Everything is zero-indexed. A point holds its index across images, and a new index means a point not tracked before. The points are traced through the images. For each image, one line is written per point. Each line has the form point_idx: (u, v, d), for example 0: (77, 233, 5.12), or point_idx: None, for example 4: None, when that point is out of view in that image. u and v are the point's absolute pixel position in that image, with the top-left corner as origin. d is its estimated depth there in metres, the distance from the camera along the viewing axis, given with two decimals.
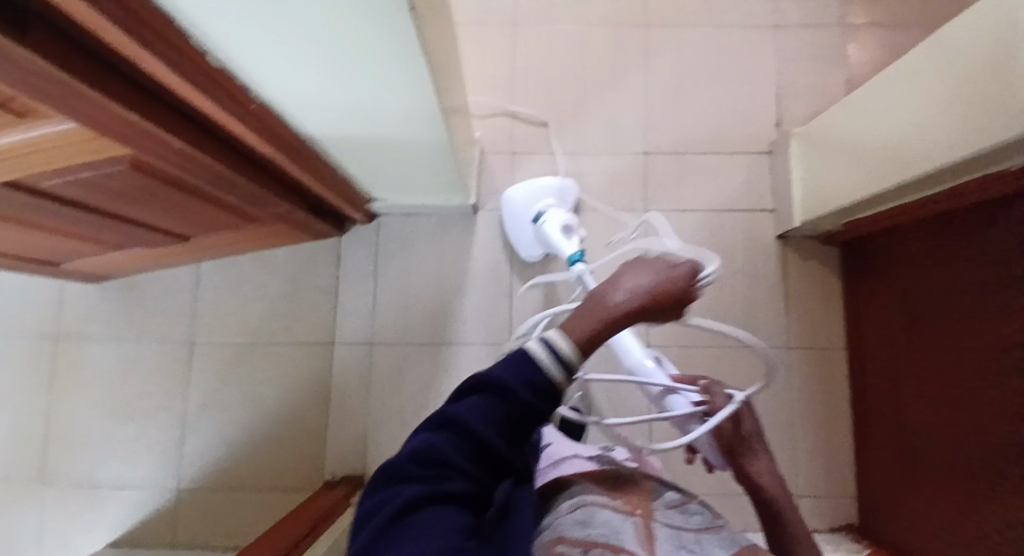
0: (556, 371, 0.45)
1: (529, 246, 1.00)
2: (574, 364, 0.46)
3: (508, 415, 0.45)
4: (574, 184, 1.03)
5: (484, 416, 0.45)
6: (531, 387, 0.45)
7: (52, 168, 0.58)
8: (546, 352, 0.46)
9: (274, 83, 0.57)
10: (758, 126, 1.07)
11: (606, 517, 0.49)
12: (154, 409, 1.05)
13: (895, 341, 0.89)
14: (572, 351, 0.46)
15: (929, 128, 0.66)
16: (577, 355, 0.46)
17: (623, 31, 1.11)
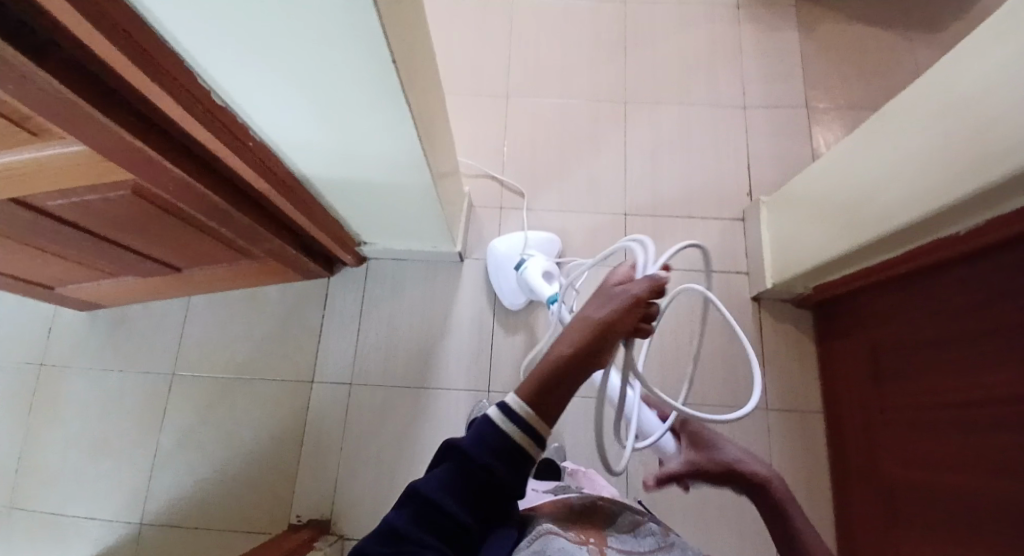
0: (518, 433, 0.37)
1: (512, 293, 1.02)
2: (535, 427, 0.37)
3: (470, 486, 0.37)
4: (557, 239, 1.09)
5: (441, 485, 0.37)
6: (491, 450, 0.37)
7: (56, 190, 0.60)
8: (503, 417, 0.38)
9: (271, 128, 0.60)
10: (733, 193, 1.15)
11: (562, 546, 0.40)
12: (112, 453, 0.99)
13: (871, 400, 0.92)
14: (526, 415, 0.37)
15: (888, 192, 0.73)
16: (535, 416, 0.37)
17: (606, 106, 1.21)
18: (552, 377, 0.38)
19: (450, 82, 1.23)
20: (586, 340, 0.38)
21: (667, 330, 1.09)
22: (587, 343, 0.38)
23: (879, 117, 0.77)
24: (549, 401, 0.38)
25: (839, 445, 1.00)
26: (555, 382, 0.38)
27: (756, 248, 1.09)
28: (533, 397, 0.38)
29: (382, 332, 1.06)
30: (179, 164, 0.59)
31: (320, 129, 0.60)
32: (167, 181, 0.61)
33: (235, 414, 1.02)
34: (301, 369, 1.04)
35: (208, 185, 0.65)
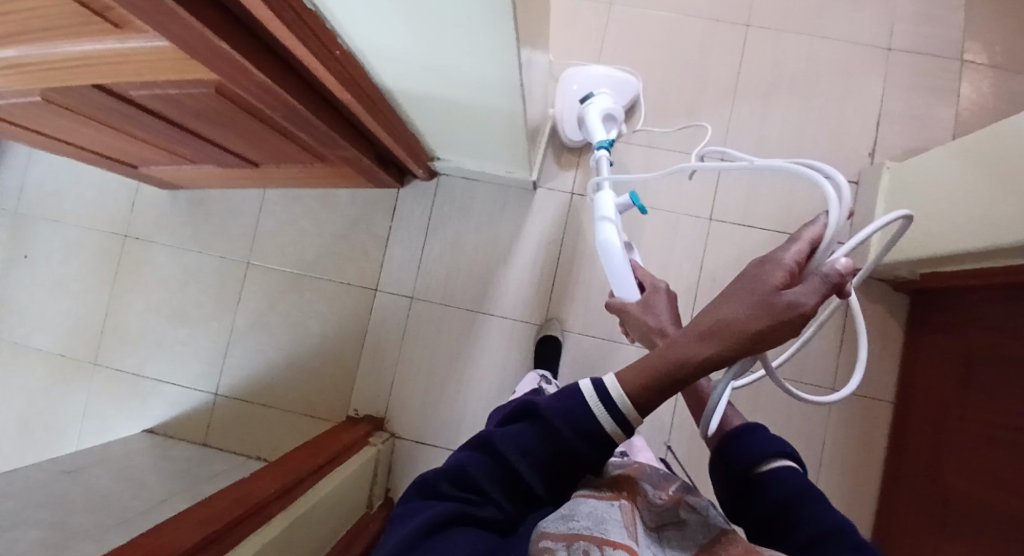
0: (612, 424, 0.39)
1: (570, 129, 0.97)
2: (631, 420, 0.40)
3: (547, 450, 0.40)
4: (637, 84, 0.99)
5: (520, 447, 0.40)
6: (577, 428, 0.39)
7: (141, 80, 0.57)
8: (599, 398, 0.40)
9: (357, 33, 0.54)
10: (849, 152, 1.01)
11: (591, 507, 0.40)
12: (192, 327, 1.07)
13: (949, 404, 0.85)
14: (629, 406, 0.39)
15: None
16: (636, 409, 0.39)
17: (721, 28, 1.05)
18: (669, 376, 0.38)
19: None
20: (720, 348, 0.35)
21: None
22: (719, 352, 0.36)
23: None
24: (657, 393, 0.39)
25: (901, 438, 0.95)
26: (671, 380, 0.38)
27: (862, 218, 0.97)
28: (638, 392, 0.39)
29: (446, 251, 1.05)
30: (263, 67, 0.55)
31: (409, 42, 0.54)
32: (248, 83, 0.58)
33: (300, 308, 1.06)
34: (365, 275, 1.06)
35: (290, 91, 0.61)
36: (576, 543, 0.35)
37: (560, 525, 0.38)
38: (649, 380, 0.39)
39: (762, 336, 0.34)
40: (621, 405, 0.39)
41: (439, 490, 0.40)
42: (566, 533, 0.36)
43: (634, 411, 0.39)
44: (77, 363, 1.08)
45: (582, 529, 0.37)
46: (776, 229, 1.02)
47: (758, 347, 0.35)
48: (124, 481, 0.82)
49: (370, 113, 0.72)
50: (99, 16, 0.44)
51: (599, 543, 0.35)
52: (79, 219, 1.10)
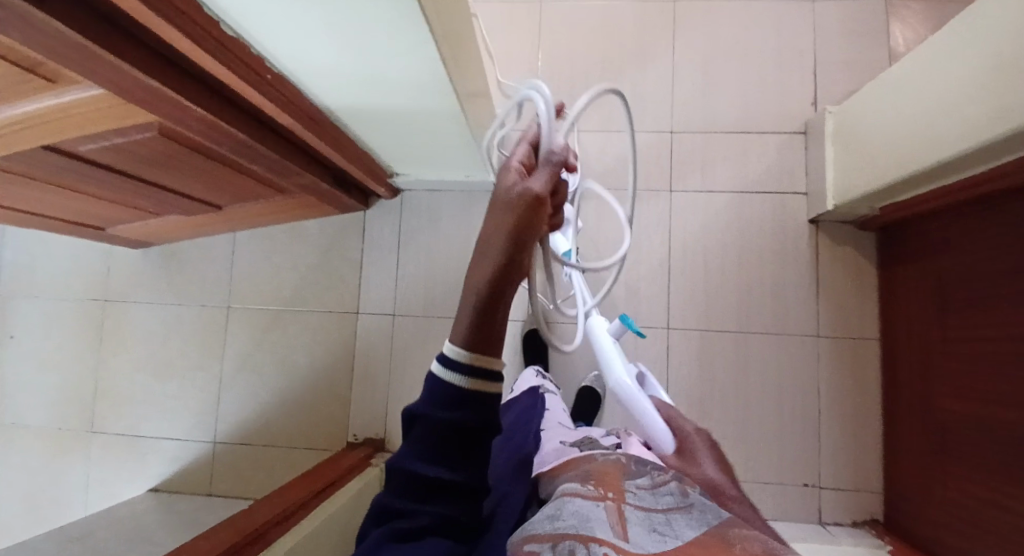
0: (464, 378, 0.39)
1: None
2: (470, 363, 0.39)
3: (437, 444, 0.40)
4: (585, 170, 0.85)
5: (412, 451, 0.41)
6: (444, 404, 0.39)
7: (86, 133, 0.59)
8: (442, 367, 0.39)
9: (287, 56, 0.56)
10: (793, 105, 1.04)
11: (577, 507, 0.41)
12: (182, 379, 1.07)
13: (931, 330, 0.87)
14: (459, 354, 0.39)
15: (966, 106, 0.64)
16: (472, 358, 0.39)
17: (652, 7, 1.08)
18: (478, 313, 0.38)
19: None
20: (498, 259, 0.38)
21: (710, 257, 1.04)
22: (496, 260, 0.38)
23: (961, 13, 0.66)
24: (482, 336, 0.39)
25: (892, 375, 0.96)
26: (485, 314, 0.38)
27: (816, 165, 1.00)
28: (466, 346, 0.39)
29: (421, 264, 1.07)
30: (200, 102, 0.58)
31: (337, 57, 0.56)
32: (190, 120, 0.60)
33: (286, 344, 1.07)
34: (345, 301, 1.07)
35: (231, 123, 0.63)
36: (562, 543, 0.36)
37: (546, 525, 0.39)
38: (469, 329, 0.39)
39: (518, 227, 0.38)
40: (460, 357, 0.39)
41: (374, 530, 0.41)
42: (551, 533, 0.37)
43: (472, 359, 0.39)
44: (72, 434, 1.08)
45: (567, 528, 0.37)
46: (737, 190, 1.04)
47: (527, 239, 0.38)
48: (131, 539, 0.81)
49: (318, 136, 0.74)
50: (30, 71, 0.46)
51: (584, 541, 0.36)
52: (56, 291, 1.11)
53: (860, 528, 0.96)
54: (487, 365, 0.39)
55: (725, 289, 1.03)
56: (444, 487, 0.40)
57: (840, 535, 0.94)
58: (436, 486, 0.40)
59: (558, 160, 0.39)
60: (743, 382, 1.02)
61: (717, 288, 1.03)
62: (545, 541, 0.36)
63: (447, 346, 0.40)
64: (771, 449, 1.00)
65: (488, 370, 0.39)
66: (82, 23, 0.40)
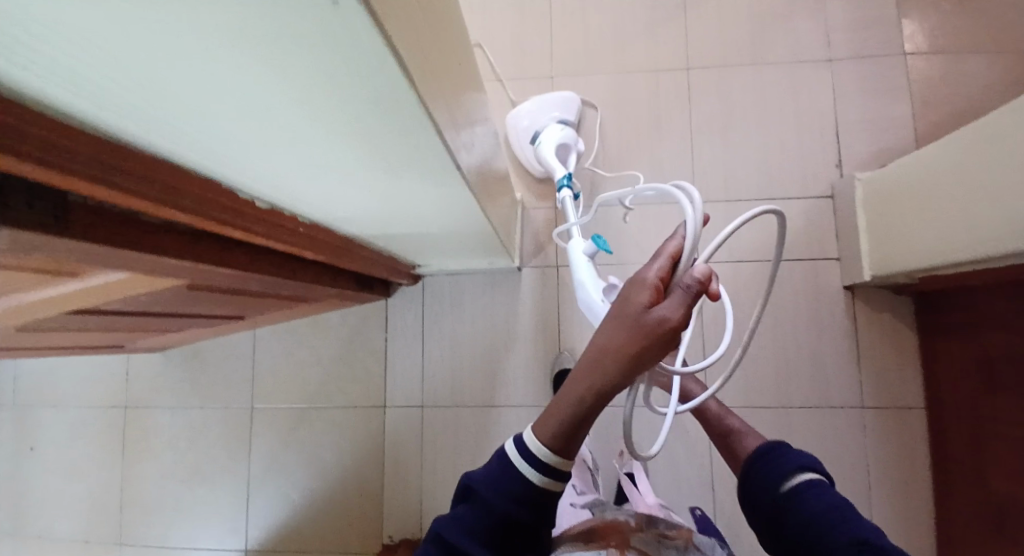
0: (537, 476, 0.42)
1: (533, 165, 1.00)
2: (552, 465, 0.42)
3: (490, 530, 0.43)
4: (576, 95, 1.00)
5: (465, 525, 0.44)
6: (508, 497, 0.43)
7: (112, 298, 0.57)
8: (521, 455, 0.43)
9: (313, 209, 0.55)
10: (818, 168, 1.02)
11: None
12: (210, 482, 1.05)
13: (983, 406, 0.84)
14: (547, 454, 0.42)
15: (1019, 203, 0.62)
16: (555, 457, 0.42)
17: (667, 75, 1.06)
18: (573, 416, 0.41)
19: (484, 65, 1.09)
20: (612, 378, 0.40)
21: (745, 329, 1.01)
22: (612, 378, 0.40)
23: (1004, 104, 0.64)
24: (569, 439, 0.42)
25: (941, 446, 0.93)
26: (574, 421, 0.42)
27: (848, 231, 0.97)
28: (553, 443, 0.42)
29: (446, 350, 1.04)
30: (227, 262, 0.55)
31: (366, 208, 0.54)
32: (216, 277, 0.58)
33: (314, 441, 1.04)
34: (372, 393, 1.05)
35: (257, 268, 0.61)
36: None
37: None
38: (560, 435, 0.42)
39: (639, 353, 0.39)
40: (540, 455, 0.42)
41: None
42: None
43: (554, 461, 0.42)
44: (102, 545, 1.06)
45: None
46: (768, 258, 1.02)
47: (645, 362, 0.39)
48: None
49: (344, 260, 0.72)
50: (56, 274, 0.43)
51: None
52: (77, 398, 1.09)
53: None
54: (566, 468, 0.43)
55: (762, 361, 1.00)
56: None
57: None
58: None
59: (705, 286, 0.37)
60: None
61: (754, 361, 1.00)
62: None
63: (531, 436, 0.43)
64: None
65: (563, 472, 0.43)
66: (95, 232, 0.39)
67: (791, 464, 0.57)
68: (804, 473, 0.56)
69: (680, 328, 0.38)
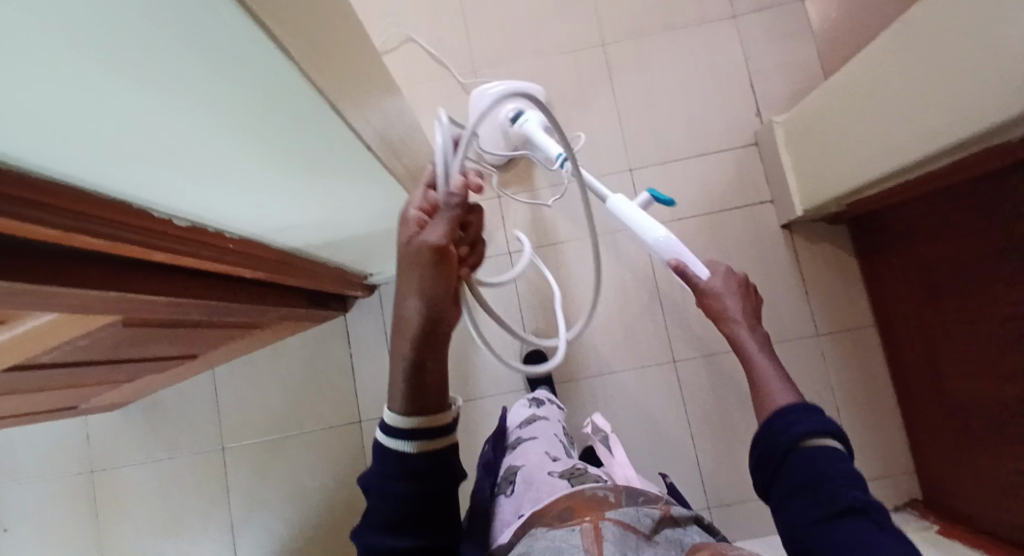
0: (412, 444, 0.47)
1: None
2: (414, 424, 0.47)
3: (396, 511, 0.46)
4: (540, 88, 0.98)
5: (378, 525, 0.47)
6: (396, 473, 0.47)
7: (45, 348, 0.55)
8: (388, 431, 0.47)
9: (240, 224, 0.54)
10: (740, 119, 1.06)
11: (551, 541, 0.54)
12: (193, 532, 1.01)
13: (924, 314, 0.89)
14: (403, 418, 0.47)
15: (924, 113, 0.66)
16: (414, 419, 0.47)
17: (585, 51, 1.08)
18: (410, 374, 0.47)
19: (404, 67, 1.09)
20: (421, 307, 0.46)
21: None
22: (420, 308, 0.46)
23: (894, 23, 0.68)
24: (421, 400, 0.47)
25: (896, 358, 0.98)
26: (410, 369, 0.47)
27: (776, 173, 1.01)
28: (408, 408, 0.47)
29: None
30: (160, 290, 0.54)
31: (295, 212, 0.54)
32: (152, 308, 0.56)
33: (296, 469, 1.02)
34: (348, 411, 1.03)
35: (196, 294, 0.60)
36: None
37: None
38: (406, 393, 0.46)
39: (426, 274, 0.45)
40: (402, 425, 0.47)
41: None
42: None
43: (419, 422, 0.47)
44: None
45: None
46: (709, 212, 1.05)
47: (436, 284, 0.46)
48: None
49: (288, 275, 0.71)
50: None
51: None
52: (33, 473, 1.03)
53: (905, 512, 0.98)
54: (435, 422, 0.47)
55: None
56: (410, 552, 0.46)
57: None
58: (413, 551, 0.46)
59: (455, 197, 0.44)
60: None
61: None
62: None
63: (390, 413, 0.47)
64: None
65: (432, 426, 0.47)
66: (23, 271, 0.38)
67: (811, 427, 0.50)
68: (826, 441, 0.49)
69: (444, 245, 0.45)
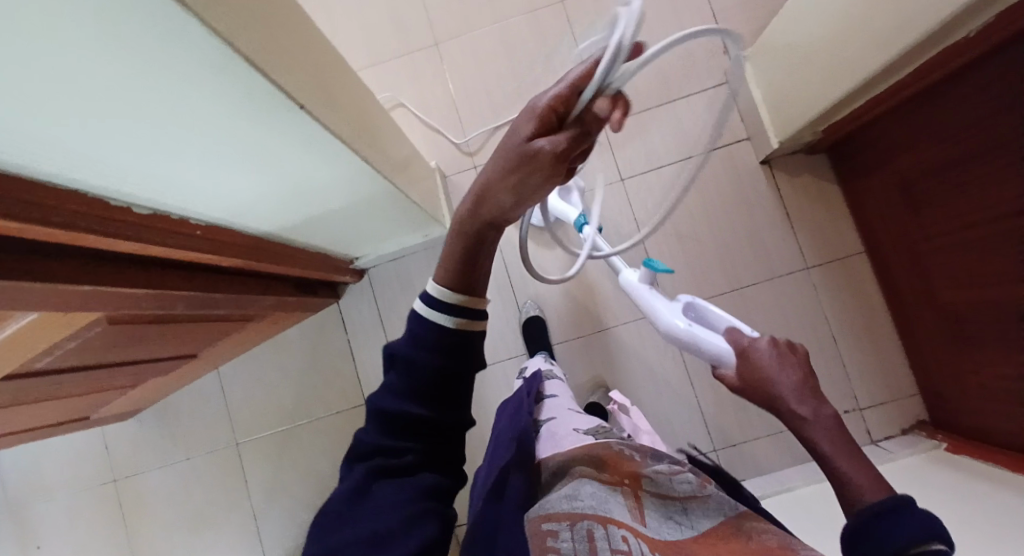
0: (452, 319, 0.39)
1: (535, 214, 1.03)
2: (455, 304, 0.39)
3: (421, 382, 0.39)
4: None
5: (397, 392, 0.39)
6: (425, 346, 0.39)
7: (37, 351, 0.57)
8: (423, 303, 0.40)
9: (204, 207, 0.55)
10: (707, 59, 1.05)
11: (593, 489, 0.52)
12: (219, 526, 1.04)
13: (909, 230, 0.88)
14: (448, 292, 0.39)
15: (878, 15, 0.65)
16: (459, 295, 0.39)
17: (544, 11, 1.07)
18: (467, 249, 0.40)
19: (367, 51, 1.09)
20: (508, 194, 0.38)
21: (684, 230, 1.04)
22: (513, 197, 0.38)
23: None
24: (472, 276, 0.40)
25: (888, 280, 0.98)
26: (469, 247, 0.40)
27: (749, 109, 1.01)
28: (455, 280, 0.40)
29: None
30: (137, 282, 0.56)
31: (255, 190, 0.55)
32: (134, 301, 0.58)
33: (308, 458, 1.05)
34: (352, 395, 1.05)
35: (175, 285, 0.61)
36: (578, 523, 0.48)
37: (565, 504, 0.50)
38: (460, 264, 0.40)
39: (537, 169, 0.38)
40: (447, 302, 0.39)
41: (347, 470, 0.40)
42: (571, 514, 0.48)
43: (459, 299, 0.39)
44: None
45: (584, 509, 0.49)
46: (686, 157, 1.04)
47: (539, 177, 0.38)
48: None
49: (267, 261, 0.72)
50: None
51: (601, 521, 0.48)
52: (61, 487, 1.06)
53: (912, 434, 0.98)
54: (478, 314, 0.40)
55: (707, 252, 1.03)
56: (427, 428, 0.39)
57: (896, 448, 0.95)
58: (429, 430, 0.40)
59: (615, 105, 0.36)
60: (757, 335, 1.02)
61: (701, 257, 1.03)
62: (565, 521, 0.48)
63: (431, 284, 0.40)
64: None
65: (476, 312, 0.40)
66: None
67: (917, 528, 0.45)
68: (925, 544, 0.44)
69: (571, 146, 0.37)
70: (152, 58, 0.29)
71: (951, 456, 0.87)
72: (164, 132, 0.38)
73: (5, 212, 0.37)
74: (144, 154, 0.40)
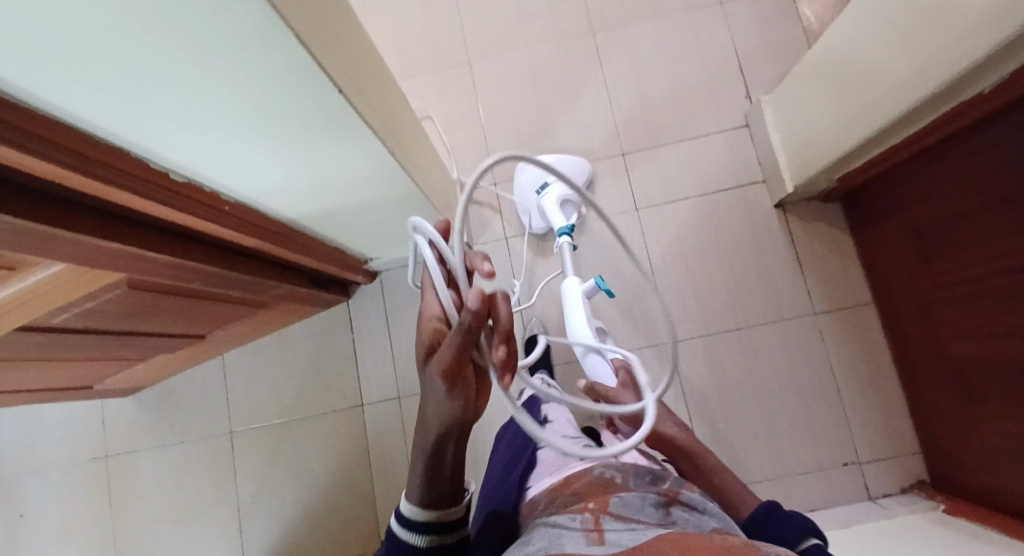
0: (422, 537, 0.51)
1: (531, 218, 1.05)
2: (422, 517, 0.51)
3: None
4: (584, 163, 1.05)
5: None
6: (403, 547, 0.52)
7: (57, 307, 0.59)
8: (400, 525, 0.52)
9: (236, 184, 0.58)
10: (728, 102, 1.08)
11: (551, 530, 0.48)
12: (203, 515, 1.03)
13: (920, 283, 0.89)
14: (417, 512, 0.51)
15: (895, 67, 0.68)
16: (425, 514, 0.51)
17: (574, 41, 1.12)
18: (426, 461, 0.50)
19: (401, 63, 1.14)
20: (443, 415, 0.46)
21: (692, 263, 1.05)
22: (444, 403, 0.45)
23: None
24: (431, 490, 0.51)
25: (897, 332, 0.98)
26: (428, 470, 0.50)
27: (767, 153, 1.03)
28: (421, 503, 0.52)
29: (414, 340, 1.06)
30: (162, 249, 0.58)
31: (285, 173, 0.57)
32: (155, 268, 0.60)
33: (299, 454, 1.04)
34: (349, 396, 1.05)
35: (197, 258, 0.64)
36: None
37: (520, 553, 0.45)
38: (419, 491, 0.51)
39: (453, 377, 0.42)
40: (418, 517, 0.51)
41: None
42: None
43: (425, 517, 0.51)
44: None
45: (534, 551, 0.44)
46: (701, 193, 1.07)
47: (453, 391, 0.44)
48: None
49: (287, 248, 0.75)
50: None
51: None
52: (53, 459, 1.07)
53: (911, 494, 0.96)
54: (449, 519, 0.52)
55: (715, 288, 1.04)
56: None
57: (894, 506, 0.93)
58: None
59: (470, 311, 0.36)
60: (759, 376, 1.01)
61: (708, 291, 1.04)
62: None
63: (406, 508, 0.52)
64: (803, 435, 1.00)
65: (442, 520, 0.51)
66: (24, 206, 0.42)
67: (799, 528, 0.57)
68: (808, 539, 0.55)
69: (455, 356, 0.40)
70: (218, 36, 0.32)
71: (949, 518, 0.85)
72: (213, 104, 0.40)
73: (55, 159, 0.40)
74: (190, 122, 0.43)
